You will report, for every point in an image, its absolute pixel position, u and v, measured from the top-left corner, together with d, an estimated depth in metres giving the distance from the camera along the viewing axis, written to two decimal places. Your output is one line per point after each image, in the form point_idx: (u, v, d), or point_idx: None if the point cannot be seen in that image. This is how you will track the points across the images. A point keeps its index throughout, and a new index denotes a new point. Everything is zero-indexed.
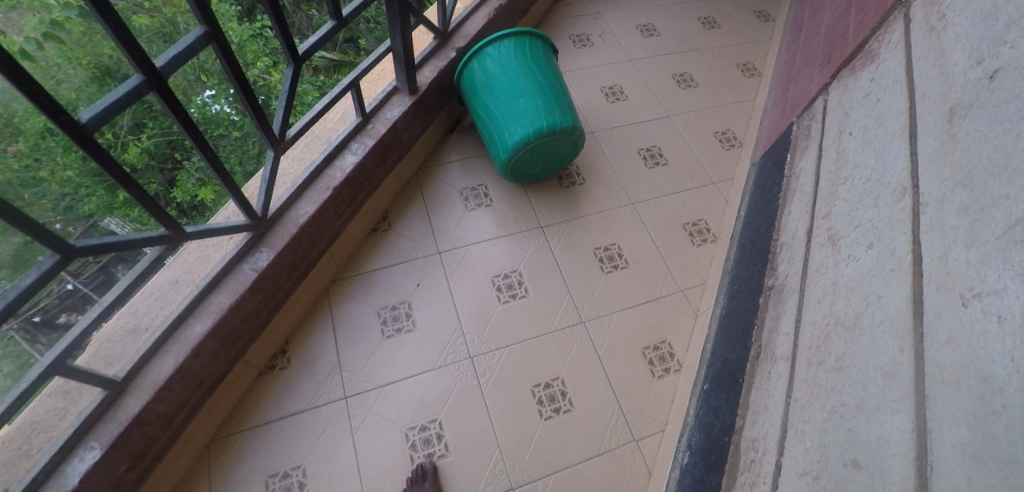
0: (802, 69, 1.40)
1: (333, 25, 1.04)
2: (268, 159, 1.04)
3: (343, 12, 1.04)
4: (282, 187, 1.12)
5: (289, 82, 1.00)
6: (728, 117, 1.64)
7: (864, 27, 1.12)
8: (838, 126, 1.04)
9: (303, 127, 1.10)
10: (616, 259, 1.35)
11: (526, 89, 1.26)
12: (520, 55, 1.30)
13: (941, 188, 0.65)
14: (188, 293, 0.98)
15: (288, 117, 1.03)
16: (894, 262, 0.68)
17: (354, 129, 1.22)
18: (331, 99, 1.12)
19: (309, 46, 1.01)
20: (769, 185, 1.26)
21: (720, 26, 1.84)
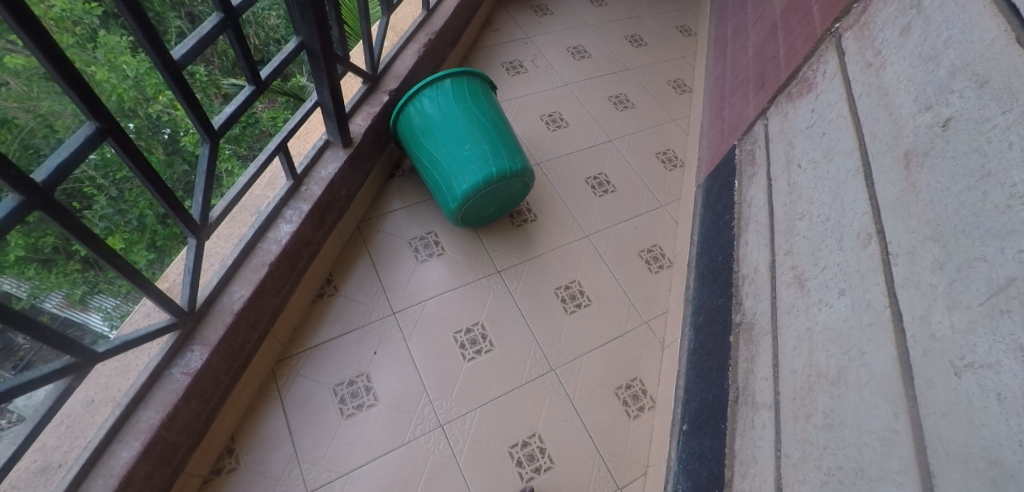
0: (735, 89, 1.43)
1: (251, 92, 0.93)
2: (190, 247, 0.93)
3: (262, 75, 0.94)
4: (209, 269, 1.00)
5: (207, 160, 0.89)
6: (667, 137, 1.65)
7: (795, 53, 1.15)
8: (785, 155, 1.06)
9: (227, 205, 0.98)
10: (578, 297, 1.31)
11: (470, 134, 1.20)
12: (459, 98, 1.23)
13: (910, 240, 0.65)
14: (109, 415, 0.86)
15: (209, 199, 0.91)
16: (872, 316, 0.67)
17: (286, 195, 1.11)
18: (257, 169, 1.01)
19: (225, 119, 0.89)
20: (719, 209, 1.27)
21: (647, 43, 1.85)
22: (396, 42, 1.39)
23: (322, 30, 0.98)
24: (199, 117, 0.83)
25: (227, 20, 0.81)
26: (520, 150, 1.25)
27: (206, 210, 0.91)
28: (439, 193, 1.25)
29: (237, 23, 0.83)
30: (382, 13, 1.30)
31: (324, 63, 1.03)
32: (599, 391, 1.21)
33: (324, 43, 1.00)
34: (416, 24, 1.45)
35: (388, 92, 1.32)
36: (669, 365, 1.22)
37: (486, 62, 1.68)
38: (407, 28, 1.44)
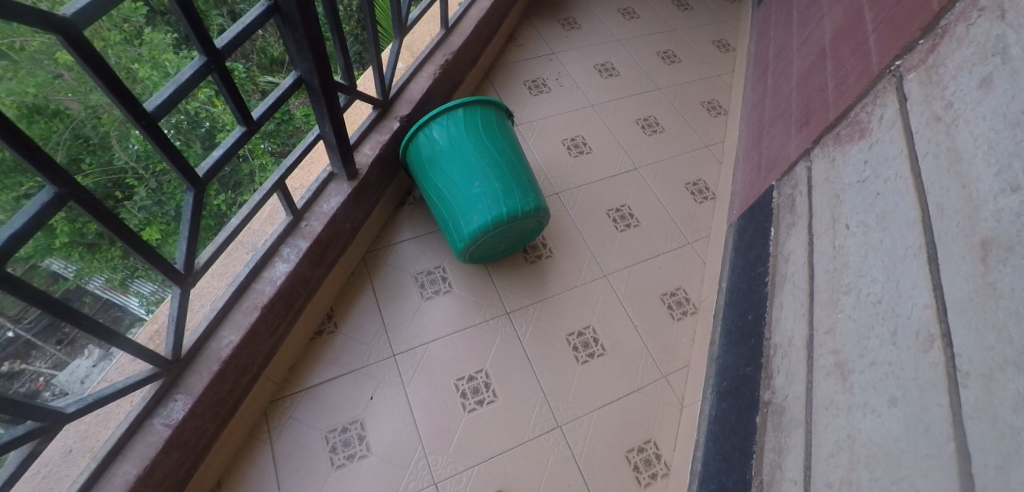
0: (775, 119, 1.29)
1: (242, 132, 0.85)
2: (173, 296, 0.85)
3: (254, 114, 0.86)
4: (199, 310, 0.93)
5: (191, 208, 0.81)
6: (699, 166, 1.52)
7: (846, 89, 1.01)
8: (830, 210, 0.93)
9: (214, 251, 0.91)
10: (591, 346, 1.21)
11: (481, 169, 1.11)
12: (471, 128, 1.14)
13: (985, 361, 0.54)
14: (84, 469, 0.80)
15: (194, 247, 0.84)
16: (932, 445, 0.56)
17: (284, 232, 1.04)
18: (249, 210, 0.94)
19: (212, 164, 0.82)
20: (751, 257, 1.15)
21: (681, 59, 1.72)
22: (411, 65, 1.33)
23: (321, 64, 0.90)
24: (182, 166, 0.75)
25: (212, 62, 0.73)
26: (535, 187, 1.15)
27: (190, 259, 0.84)
28: (446, 230, 1.17)
29: (224, 63, 0.75)
30: (395, 38, 1.22)
31: (325, 97, 0.96)
32: (609, 453, 1.10)
33: (324, 78, 0.92)
34: (433, 44, 1.38)
35: (399, 118, 1.25)
36: (687, 429, 1.11)
37: (508, 80, 1.61)
38: (423, 48, 1.38)
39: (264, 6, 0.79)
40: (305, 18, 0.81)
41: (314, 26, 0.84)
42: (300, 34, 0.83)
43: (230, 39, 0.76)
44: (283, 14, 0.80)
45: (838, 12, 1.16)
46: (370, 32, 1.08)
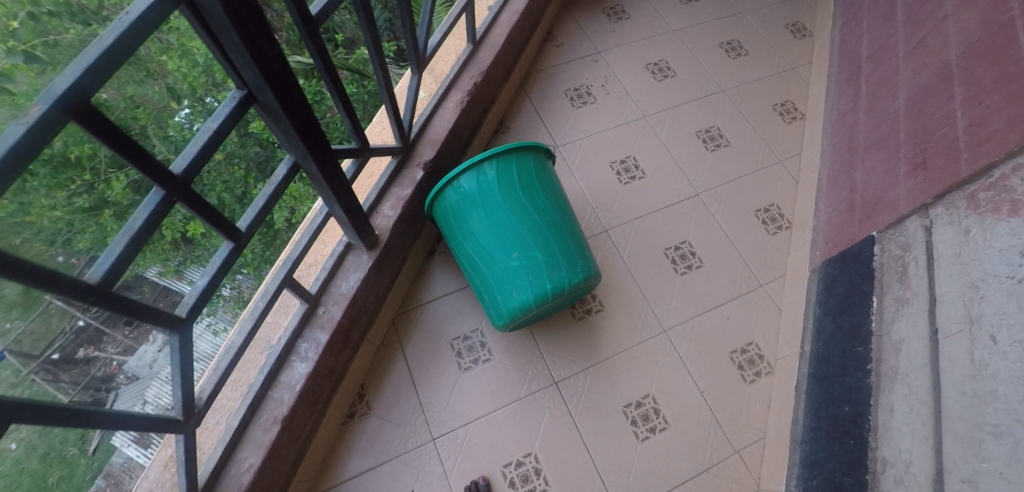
0: (874, 145, 1.08)
1: (229, 249, 0.74)
2: (178, 441, 0.78)
3: (240, 225, 0.75)
4: (215, 427, 0.87)
5: (179, 352, 0.72)
6: (770, 188, 1.31)
7: (984, 136, 0.80)
8: (963, 303, 0.75)
9: (217, 378, 0.82)
10: (652, 419, 1.08)
11: (520, 236, 0.96)
12: (506, 184, 0.98)
13: None
14: None
15: (190, 385, 0.75)
16: None
17: (300, 324, 0.95)
18: (254, 322, 0.84)
19: (195, 298, 0.71)
20: (843, 324, 0.98)
21: (748, 52, 1.48)
22: (435, 93, 1.17)
23: (320, 144, 0.76)
24: (156, 317, 0.65)
25: (172, 192, 0.59)
26: (581, 251, 1.00)
27: (186, 399, 0.75)
28: (481, 298, 1.04)
29: (191, 189, 0.62)
30: (412, 71, 1.05)
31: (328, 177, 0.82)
32: None
33: (323, 158, 0.79)
34: (458, 64, 1.20)
35: (423, 164, 1.11)
36: None
37: (547, 89, 1.42)
38: (448, 69, 1.21)
39: (236, 98, 0.64)
40: (289, 105, 0.66)
41: (305, 111, 0.70)
42: (287, 122, 0.68)
43: (196, 152, 0.62)
44: (262, 103, 0.66)
45: (970, 19, 0.92)
46: (381, 80, 0.93)
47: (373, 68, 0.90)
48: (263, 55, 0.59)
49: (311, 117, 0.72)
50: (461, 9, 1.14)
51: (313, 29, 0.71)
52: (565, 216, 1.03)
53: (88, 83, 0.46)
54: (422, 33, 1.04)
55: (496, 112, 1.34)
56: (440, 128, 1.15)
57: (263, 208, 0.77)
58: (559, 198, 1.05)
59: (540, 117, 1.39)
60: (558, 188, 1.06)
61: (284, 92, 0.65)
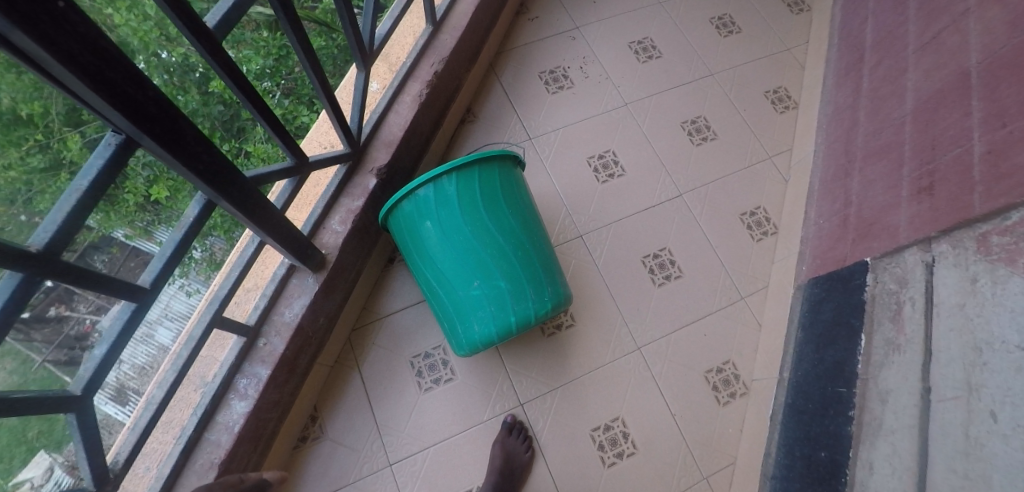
0: (874, 153, 0.97)
1: (130, 310, 0.62)
2: None
3: (141, 281, 0.63)
4: (145, 476, 0.76)
5: (79, 430, 0.62)
6: (757, 187, 1.21)
7: (1002, 169, 0.70)
8: (962, 365, 0.67)
9: (135, 439, 0.71)
10: (620, 443, 1.01)
11: (482, 262, 0.85)
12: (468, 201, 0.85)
13: None
14: None
15: (101, 457, 0.66)
16: None
17: (238, 359, 0.82)
18: (174, 377, 0.74)
19: (92, 370, 0.61)
20: (827, 355, 0.90)
21: (741, 29, 1.34)
22: (389, 85, 1.02)
23: (237, 184, 0.62)
24: (39, 405, 0.56)
25: (33, 274, 0.49)
26: (552, 276, 0.90)
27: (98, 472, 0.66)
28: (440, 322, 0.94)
29: (57, 264, 0.50)
30: (359, 68, 0.90)
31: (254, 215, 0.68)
32: None
33: (243, 197, 0.64)
34: (415, 49, 1.06)
35: (377, 170, 0.97)
36: None
37: (519, 71, 1.27)
38: (404, 56, 1.06)
39: (111, 143, 0.50)
40: (180, 147, 0.52)
41: (208, 152, 0.55)
42: (182, 167, 0.54)
43: (62, 220, 0.50)
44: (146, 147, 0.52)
45: (995, 19, 0.80)
46: (317, 84, 0.79)
47: (306, 73, 0.76)
48: (130, 100, 0.45)
49: (218, 156, 0.57)
50: None
51: (214, 44, 0.56)
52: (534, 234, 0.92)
53: None
54: (367, 22, 0.88)
55: (461, 99, 1.20)
56: (396, 127, 1.00)
57: (173, 257, 0.65)
58: (529, 212, 0.94)
59: (511, 104, 1.25)
60: (528, 199, 0.94)
61: (168, 134, 0.50)
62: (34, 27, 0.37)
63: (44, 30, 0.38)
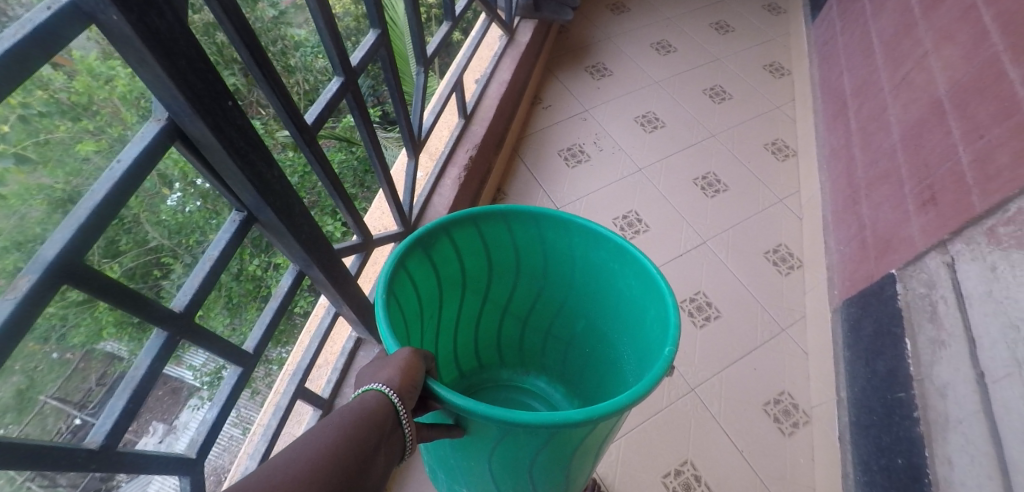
0: (875, 178, 1.08)
1: (237, 374, 0.76)
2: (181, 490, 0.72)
3: (247, 346, 0.77)
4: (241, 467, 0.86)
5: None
6: (776, 227, 1.31)
7: (991, 170, 0.81)
8: (1006, 344, 0.72)
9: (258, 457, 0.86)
10: (694, 488, 1.01)
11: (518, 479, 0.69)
12: (526, 449, 0.61)
13: None
14: None
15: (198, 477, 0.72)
16: None
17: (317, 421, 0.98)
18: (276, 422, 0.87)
19: (203, 434, 0.72)
20: (881, 366, 0.94)
21: (731, 95, 1.53)
22: (430, 172, 1.22)
23: (313, 241, 0.74)
24: (164, 465, 0.67)
25: (175, 331, 0.61)
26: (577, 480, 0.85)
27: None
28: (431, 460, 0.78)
29: (192, 323, 0.63)
30: (409, 155, 1.09)
31: (216, 350, 0.70)
32: None
33: (329, 266, 0.81)
34: (452, 139, 1.26)
35: None
36: None
37: (540, 152, 1.45)
38: (442, 146, 1.27)
39: (160, 124, 0.50)
40: (260, 179, 0.60)
41: (306, 222, 0.71)
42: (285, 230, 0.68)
43: (261, 331, 0.79)
44: (262, 220, 0.67)
45: (952, 56, 0.95)
46: (373, 149, 0.93)
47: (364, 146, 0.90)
48: (263, 177, 0.60)
49: (301, 207, 0.69)
50: (451, 88, 1.20)
51: (308, 130, 0.72)
52: (615, 371, 0.90)
53: (232, 244, 0.66)
54: (416, 115, 1.07)
55: (493, 181, 1.36)
56: (439, 208, 1.18)
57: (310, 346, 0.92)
58: (629, 355, 0.86)
59: (538, 181, 1.39)
60: (639, 334, 0.82)
61: (267, 184, 0.62)
62: (182, 78, 0.45)
63: (198, 86, 0.47)
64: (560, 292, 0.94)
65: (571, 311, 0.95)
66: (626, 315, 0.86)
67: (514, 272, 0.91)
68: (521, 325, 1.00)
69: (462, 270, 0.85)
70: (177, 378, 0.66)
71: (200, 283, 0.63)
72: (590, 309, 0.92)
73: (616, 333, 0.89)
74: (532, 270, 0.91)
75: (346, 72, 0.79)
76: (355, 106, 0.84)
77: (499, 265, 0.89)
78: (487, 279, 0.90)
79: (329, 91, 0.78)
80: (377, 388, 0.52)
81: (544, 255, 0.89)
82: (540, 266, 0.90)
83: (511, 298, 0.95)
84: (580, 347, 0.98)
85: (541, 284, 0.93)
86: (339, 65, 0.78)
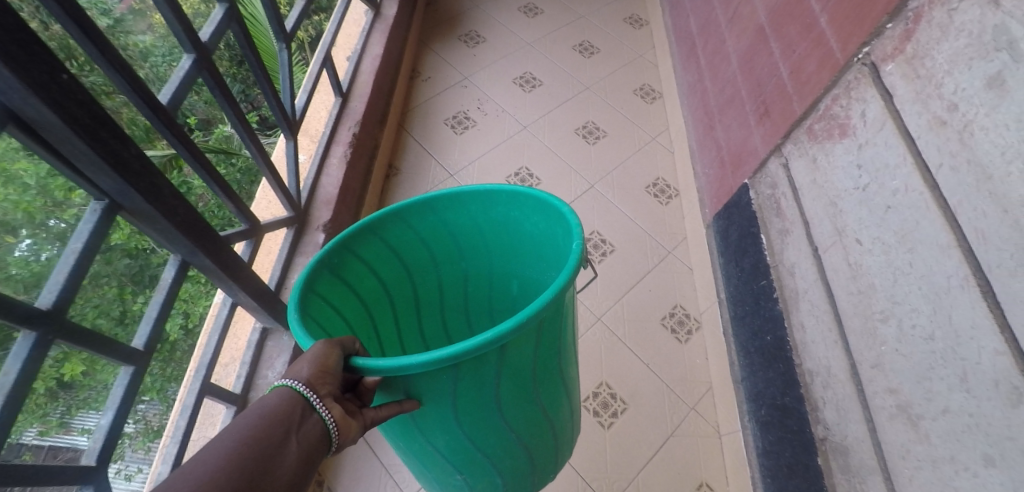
0: (723, 103, 1.22)
1: (130, 373, 0.74)
2: None
3: (135, 344, 0.75)
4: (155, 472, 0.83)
5: None
6: (652, 163, 1.44)
7: (802, 77, 0.95)
8: (829, 219, 0.87)
9: (172, 457, 0.84)
10: (611, 404, 1.11)
11: (491, 432, 0.69)
12: (483, 384, 0.60)
13: None
14: None
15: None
16: None
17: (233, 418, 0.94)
18: (187, 419, 0.85)
19: (101, 440, 0.70)
20: (745, 263, 1.09)
21: (598, 49, 1.64)
22: (316, 152, 1.20)
23: (192, 226, 0.72)
24: (63, 475, 0.65)
25: (50, 332, 0.60)
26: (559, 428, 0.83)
27: None
28: (405, 452, 0.76)
29: (65, 320, 0.61)
30: (287, 137, 1.09)
31: (98, 347, 0.68)
32: None
33: (217, 251, 0.79)
34: (332, 118, 1.26)
35: (322, 226, 1.12)
36: (733, 462, 1.03)
37: (426, 123, 1.47)
38: (322, 126, 1.26)
39: None
40: (117, 159, 0.59)
41: (181, 205, 0.69)
42: (161, 215, 0.67)
43: (150, 328, 0.77)
44: (127, 207, 0.66)
45: None
46: (244, 133, 0.91)
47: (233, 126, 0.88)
48: (119, 156, 0.59)
49: (170, 187, 0.67)
50: (321, 64, 1.19)
51: (165, 112, 0.71)
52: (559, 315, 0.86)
53: (96, 238, 0.65)
54: (286, 96, 1.07)
55: (383, 158, 1.36)
56: (331, 185, 1.18)
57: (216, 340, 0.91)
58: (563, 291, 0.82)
59: (429, 150, 1.42)
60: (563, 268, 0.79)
61: (127, 164, 0.60)
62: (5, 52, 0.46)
63: (20, 55, 0.48)
64: (484, 263, 0.90)
65: (502, 275, 0.91)
66: (546, 255, 0.82)
67: (434, 264, 0.86)
68: (466, 313, 0.96)
69: (383, 283, 0.80)
70: (68, 446, 0.68)
71: (66, 281, 0.62)
72: (517, 266, 0.89)
73: (547, 272, 0.85)
74: (449, 256, 0.86)
75: (197, 49, 0.79)
76: (215, 86, 0.83)
77: (419, 263, 0.84)
78: (412, 282, 0.85)
79: (182, 70, 0.78)
80: (288, 383, 0.51)
81: (454, 236, 0.84)
82: (456, 248, 0.86)
83: (445, 290, 0.91)
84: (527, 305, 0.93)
85: (464, 264, 0.89)
86: (189, 42, 0.77)
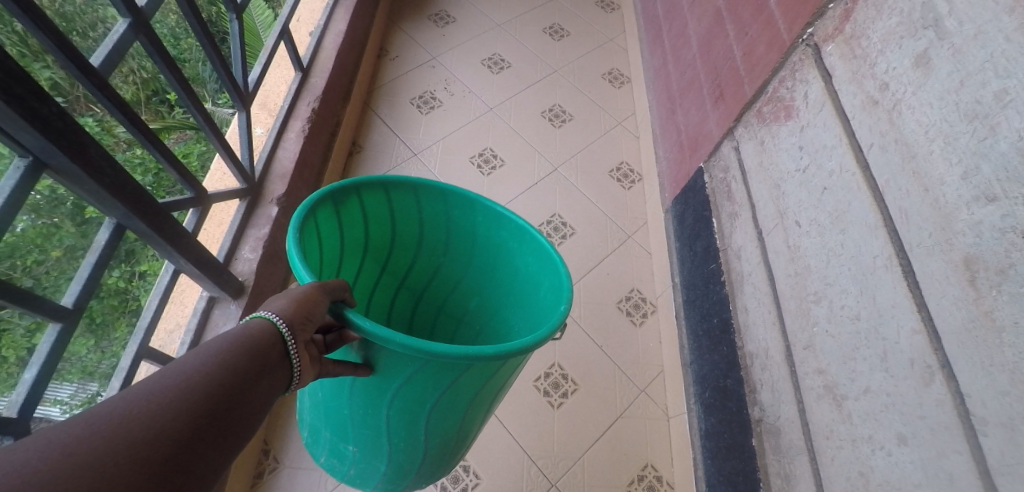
0: (684, 87, 1.22)
1: (58, 331, 0.68)
2: None
3: (65, 302, 0.70)
4: None
5: None
6: (617, 148, 1.43)
7: (753, 60, 0.95)
8: (773, 201, 0.87)
9: None
10: (563, 384, 1.10)
11: (401, 433, 0.61)
12: (428, 389, 0.54)
13: (992, 397, 0.49)
14: None
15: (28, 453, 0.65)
16: (947, 479, 0.53)
17: None
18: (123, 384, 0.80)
19: (25, 395, 0.65)
20: (697, 247, 1.09)
21: (569, 33, 1.63)
22: (271, 127, 1.18)
23: (125, 187, 0.69)
24: None
25: None
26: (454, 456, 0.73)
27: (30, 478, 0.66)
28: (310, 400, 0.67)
29: None
30: (240, 109, 1.07)
31: (28, 305, 0.63)
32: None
33: (154, 217, 0.75)
34: (290, 94, 1.24)
35: (275, 201, 1.11)
36: (678, 444, 1.04)
37: (391, 103, 1.45)
38: (280, 101, 1.24)
39: None
40: (36, 115, 0.56)
41: (110, 167, 0.66)
42: (90, 177, 0.63)
43: (81, 286, 0.72)
44: (53, 167, 0.62)
45: None
46: (191, 104, 0.89)
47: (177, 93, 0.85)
48: (38, 113, 0.56)
49: (99, 148, 0.64)
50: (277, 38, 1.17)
51: (96, 73, 0.67)
52: None
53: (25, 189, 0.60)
54: (237, 69, 1.06)
55: (344, 136, 1.34)
56: (286, 160, 1.16)
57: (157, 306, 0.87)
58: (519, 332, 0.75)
59: (393, 130, 1.40)
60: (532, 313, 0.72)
61: (48, 121, 0.57)
62: None
63: None
64: (456, 274, 0.81)
65: (465, 291, 0.83)
66: (523, 297, 0.75)
67: (413, 250, 0.78)
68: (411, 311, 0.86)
69: (364, 238, 0.71)
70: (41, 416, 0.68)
71: None
72: (486, 292, 0.81)
73: (511, 307, 0.77)
74: (430, 250, 0.78)
75: (132, 13, 0.75)
76: (154, 51, 0.79)
77: (403, 240, 0.75)
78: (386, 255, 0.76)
79: (116, 33, 0.73)
80: (263, 316, 0.45)
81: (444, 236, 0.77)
82: (440, 245, 0.78)
83: (406, 279, 0.81)
84: (471, 328, 0.84)
85: (442, 264, 0.80)
86: (122, 5, 0.73)
